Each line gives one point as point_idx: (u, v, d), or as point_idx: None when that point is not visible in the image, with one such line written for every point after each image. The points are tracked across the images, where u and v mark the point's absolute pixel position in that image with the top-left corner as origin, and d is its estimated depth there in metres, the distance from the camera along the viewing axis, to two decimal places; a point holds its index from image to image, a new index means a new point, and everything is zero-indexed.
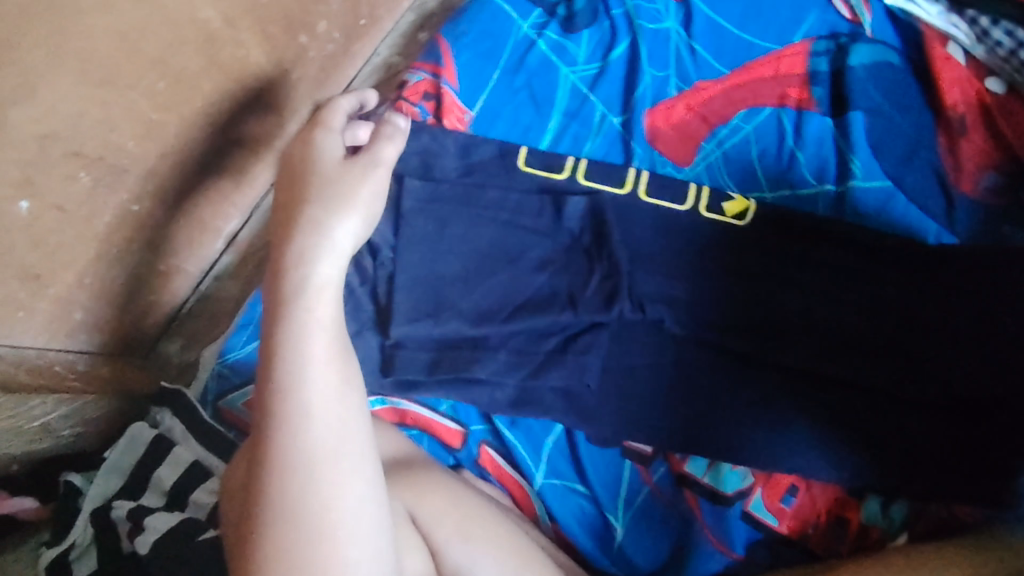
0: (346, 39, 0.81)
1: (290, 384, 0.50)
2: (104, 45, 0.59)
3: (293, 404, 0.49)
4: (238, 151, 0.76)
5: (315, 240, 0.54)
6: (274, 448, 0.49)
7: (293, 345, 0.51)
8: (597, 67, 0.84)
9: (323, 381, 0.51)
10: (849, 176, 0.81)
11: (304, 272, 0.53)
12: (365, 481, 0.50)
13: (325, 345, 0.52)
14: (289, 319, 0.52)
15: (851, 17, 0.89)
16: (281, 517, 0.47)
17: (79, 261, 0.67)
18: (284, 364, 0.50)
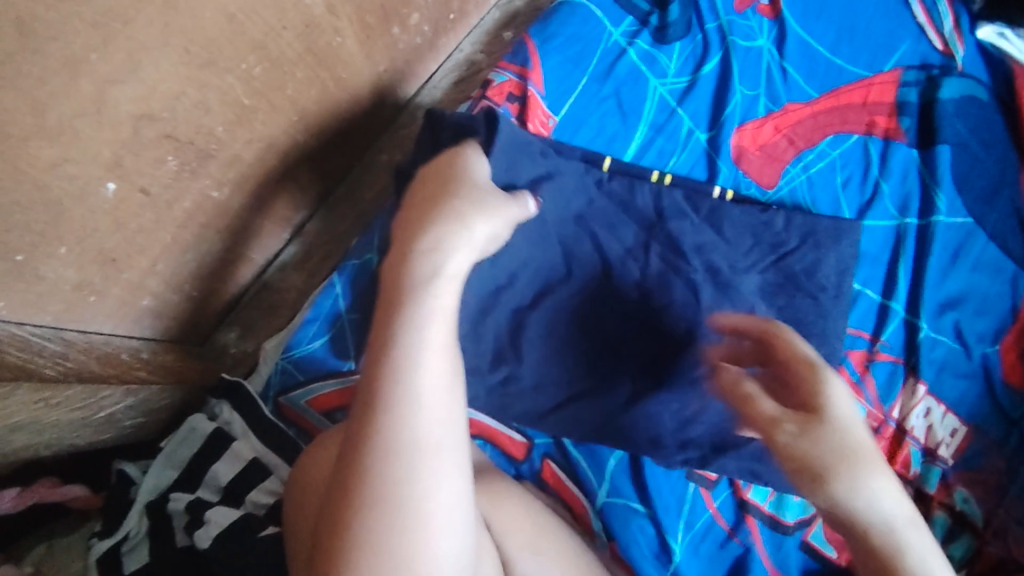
0: (434, 32, 0.78)
1: (405, 368, 0.44)
2: (210, 25, 0.57)
3: (404, 390, 0.44)
4: (318, 139, 0.73)
5: (452, 228, 0.49)
6: (378, 434, 0.43)
7: (411, 327, 0.46)
8: (687, 81, 0.80)
9: (435, 371, 0.45)
10: (932, 210, 0.80)
11: (434, 258, 0.48)
12: (461, 479, 0.44)
13: (443, 335, 0.46)
14: (410, 301, 0.46)
15: (943, 49, 0.85)
16: (377, 515, 0.41)
17: (154, 247, 0.64)
18: (399, 346, 0.45)
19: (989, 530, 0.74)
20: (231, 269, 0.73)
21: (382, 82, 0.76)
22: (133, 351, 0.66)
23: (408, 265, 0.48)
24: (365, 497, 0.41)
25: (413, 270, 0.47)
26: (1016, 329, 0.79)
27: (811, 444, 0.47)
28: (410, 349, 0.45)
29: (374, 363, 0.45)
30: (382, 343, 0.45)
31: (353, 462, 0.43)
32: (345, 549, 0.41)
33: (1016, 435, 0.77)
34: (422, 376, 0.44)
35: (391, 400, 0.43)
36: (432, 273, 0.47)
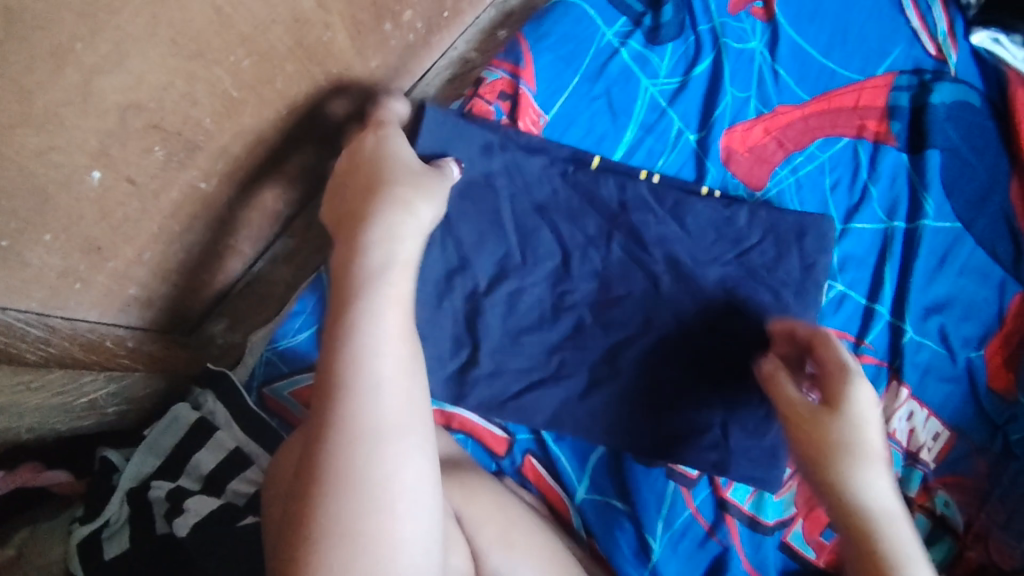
0: (428, 29, 0.78)
1: (359, 352, 0.46)
2: (198, 18, 0.57)
3: (363, 373, 0.45)
4: (308, 133, 0.73)
5: (393, 222, 0.53)
6: (339, 418, 0.44)
7: (368, 315, 0.47)
8: (678, 82, 0.80)
9: (394, 357, 0.47)
10: (920, 215, 0.80)
11: (384, 249, 0.51)
12: (426, 462, 0.45)
13: (398, 321, 0.48)
14: (362, 292, 0.48)
15: (936, 53, 0.84)
16: (343, 497, 0.42)
17: (141, 236, 0.64)
18: (353, 333, 0.47)
19: (970, 534, 0.77)
20: (220, 260, 0.74)
21: (375, 78, 0.76)
22: (119, 339, 0.67)
23: (355, 260, 0.50)
24: (329, 481, 0.42)
25: (360, 265, 0.50)
26: (1002, 334, 0.80)
27: (825, 430, 0.56)
28: (365, 335, 0.47)
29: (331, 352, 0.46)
30: (335, 333, 0.47)
31: (316, 448, 0.44)
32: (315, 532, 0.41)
33: (1000, 440, 0.79)
34: (380, 359, 0.46)
35: (352, 383, 0.45)
36: (383, 265, 0.50)
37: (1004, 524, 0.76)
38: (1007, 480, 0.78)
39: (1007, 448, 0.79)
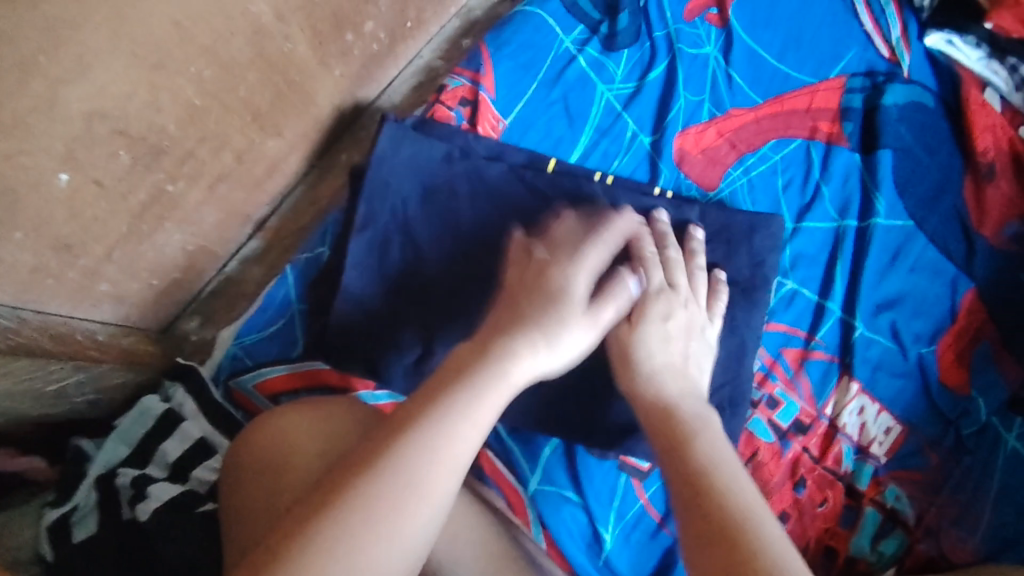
0: (392, 39, 0.82)
1: (441, 427, 0.47)
2: (157, 32, 0.61)
3: (444, 448, 0.46)
4: (275, 139, 0.77)
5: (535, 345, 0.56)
6: (407, 466, 0.44)
7: (468, 405, 0.49)
8: (633, 87, 0.84)
9: (466, 449, 0.47)
10: (871, 213, 0.82)
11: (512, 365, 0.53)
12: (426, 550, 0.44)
13: (490, 424, 0.50)
14: (477, 386, 0.50)
15: (890, 55, 0.87)
16: (373, 530, 0.41)
17: (110, 235, 0.69)
18: (453, 410, 0.48)
19: (920, 527, 0.78)
20: (189, 260, 0.78)
21: (340, 86, 0.80)
22: (88, 333, 0.71)
23: (482, 359, 0.53)
24: (360, 500, 0.42)
25: (487, 363, 0.53)
26: (953, 330, 0.82)
27: (625, 341, 0.64)
28: (462, 420, 0.48)
29: (431, 412, 0.47)
30: (435, 400, 0.49)
31: (370, 471, 0.43)
32: (325, 531, 0.40)
33: (952, 434, 0.81)
34: (458, 444, 0.47)
35: (427, 444, 0.45)
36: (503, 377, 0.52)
37: (955, 518, 0.77)
38: (959, 473, 0.79)
39: (959, 443, 0.81)
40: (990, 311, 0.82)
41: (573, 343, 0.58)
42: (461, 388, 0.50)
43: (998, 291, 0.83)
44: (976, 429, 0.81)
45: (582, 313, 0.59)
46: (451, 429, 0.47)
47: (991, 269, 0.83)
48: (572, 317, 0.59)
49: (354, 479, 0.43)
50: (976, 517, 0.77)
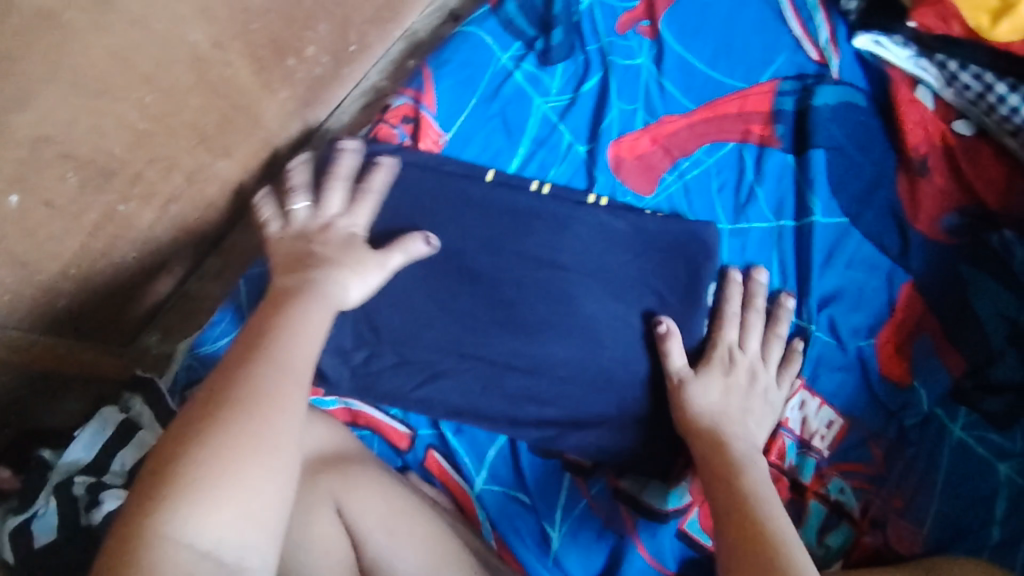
0: (335, 62, 0.87)
1: (281, 351, 0.56)
2: (98, 62, 0.65)
3: (283, 366, 0.55)
4: (225, 160, 0.82)
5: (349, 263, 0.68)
6: (261, 381, 0.53)
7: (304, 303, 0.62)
8: (568, 99, 0.88)
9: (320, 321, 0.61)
10: (808, 214, 0.84)
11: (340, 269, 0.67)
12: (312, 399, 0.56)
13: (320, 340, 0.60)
14: (309, 299, 0.62)
15: (819, 58, 0.90)
16: (240, 433, 0.49)
17: (65, 253, 0.73)
18: (278, 337, 0.57)
19: (866, 519, 0.78)
20: (145, 276, 0.83)
21: (288, 107, 0.85)
22: (47, 346, 0.76)
23: (298, 291, 0.63)
24: (229, 413, 0.50)
25: (306, 292, 0.63)
26: (892, 322, 0.83)
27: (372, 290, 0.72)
28: (290, 337, 0.57)
29: (268, 342, 0.56)
30: (263, 330, 0.57)
31: (226, 392, 0.52)
32: (203, 443, 0.48)
33: (895, 426, 0.81)
34: (301, 359, 0.57)
35: (275, 363, 0.55)
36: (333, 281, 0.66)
37: (900, 511, 0.78)
38: (902, 466, 0.79)
39: (901, 435, 0.81)
40: (930, 303, 0.83)
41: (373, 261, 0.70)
42: (286, 318, 0.59)
43: (936, 282, 0.84)
44: (920, 421, 0.81)
45: (350, 257, 0.69)
46: (290, 350, 0.56)
47: (926, 262, 0.84)
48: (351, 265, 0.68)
49: (217, 402, 0.51)
50: (923, 507, 0.78)
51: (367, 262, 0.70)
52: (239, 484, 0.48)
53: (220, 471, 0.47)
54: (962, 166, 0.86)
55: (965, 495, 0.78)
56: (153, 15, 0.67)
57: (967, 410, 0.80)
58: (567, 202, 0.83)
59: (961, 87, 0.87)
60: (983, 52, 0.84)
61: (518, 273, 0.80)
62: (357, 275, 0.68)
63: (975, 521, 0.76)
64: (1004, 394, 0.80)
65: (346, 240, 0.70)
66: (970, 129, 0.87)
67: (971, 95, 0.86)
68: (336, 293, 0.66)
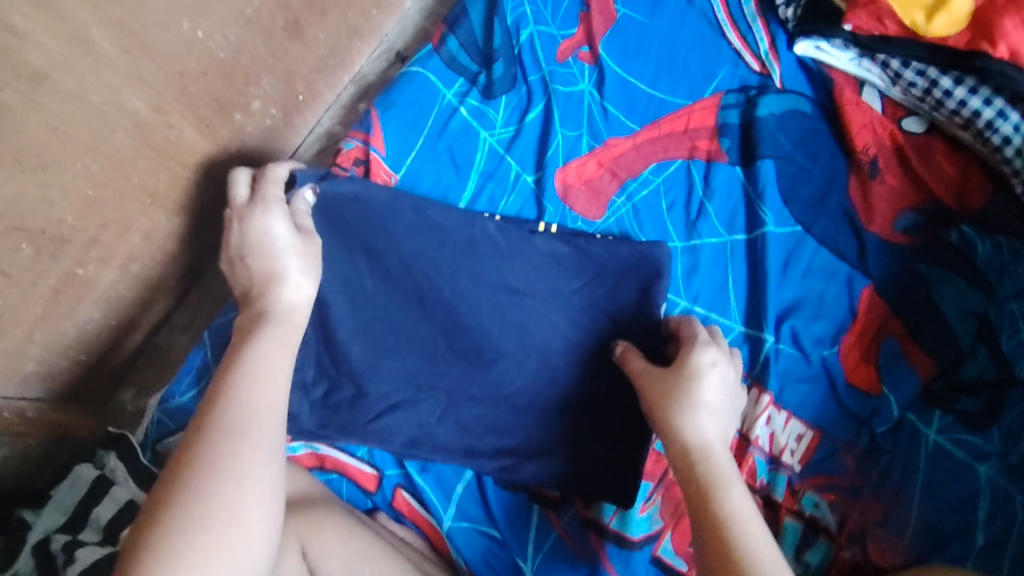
0: (285, 113, 0.90)
1: (233, 418, 0.58)
2: (36, 137, 0.66)
3: (237, 433, 0.57)
4: (182, 216, 0.85)
5: (282, 286, 0.68)
6: (214, 456, 0.55)
7: (252, 350, 0.63)
8: (513, 130, 0.88)
9: (271, 364, 0.63)
10: (759, 224, 0.84)
11: (282, 292, 0.68)
12: (272, 449, 0.58)
13: (273, 393, 0.61)
14: (261, 341, 0.64)
15: (761, 68, 0.91)
16: (194, 512, 0.52)
17: (27, 319, 0.74)
18: (226, 403, 0.58)
19: (843, 534, 0.75)
20: (119, 335, 0.85)
21: (241, 159, 0.87)
22: (18, 410, 0.78)
23: (252, 331, 0.65)
24: (183, 496, 0.53)
25: (258, 333, 0.65)
26: (855, 329, 0.82)
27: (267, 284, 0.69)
28: (243, 399, 0.59)
29: (220, 411, 0.58)
30: (216, 396, 0.59)
31: (180, 474, 0.54)
32: (156, 533, 0.51)
33: (865, 434, 0.79)
34: (257, 419, 0.59)
35: (229, 433, 0.57)
36: (280, 314, 0.67)
37: (880, 522, 0.75)
38: (876, 474, 0.77)
39: (874, 443, 0.78)
40: (892, 306, 0.82)
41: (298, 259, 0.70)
42: (241, 377, 0.61)
43: (899, 284, 0.82)
44: (891, 427, 0.79)
45: (284, 258, 0.69)
46: (246, 415, 0.58)
47: (886, 265, 0.83)
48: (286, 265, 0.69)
49: (172, 486, 0.53)
50: (902, 516, 0.75)
51: (299, 255, 0.70)
52: (199, 562, 0.50)
53: (178, 554, 0.50)
54: (915, 163, 0.86)
55: (947, 501, 0.75)
56: (88, 88, 0.68)
57: (942, 413, 0.78)
58: (519, 229, 0.83)
59: (907, 84, 0.87)
60: (921, 48, 0.85)
61: (473, 301, 0.81)
62: (297, 273, 0.70)
63: (962, 530, 0.73)
64: (979, 394, 0.78)
65: (272, 234, 0.70)
66: (923, 125, 0.88)
67: (918, 91, 0.87)
68: (285, 310, 0.67)
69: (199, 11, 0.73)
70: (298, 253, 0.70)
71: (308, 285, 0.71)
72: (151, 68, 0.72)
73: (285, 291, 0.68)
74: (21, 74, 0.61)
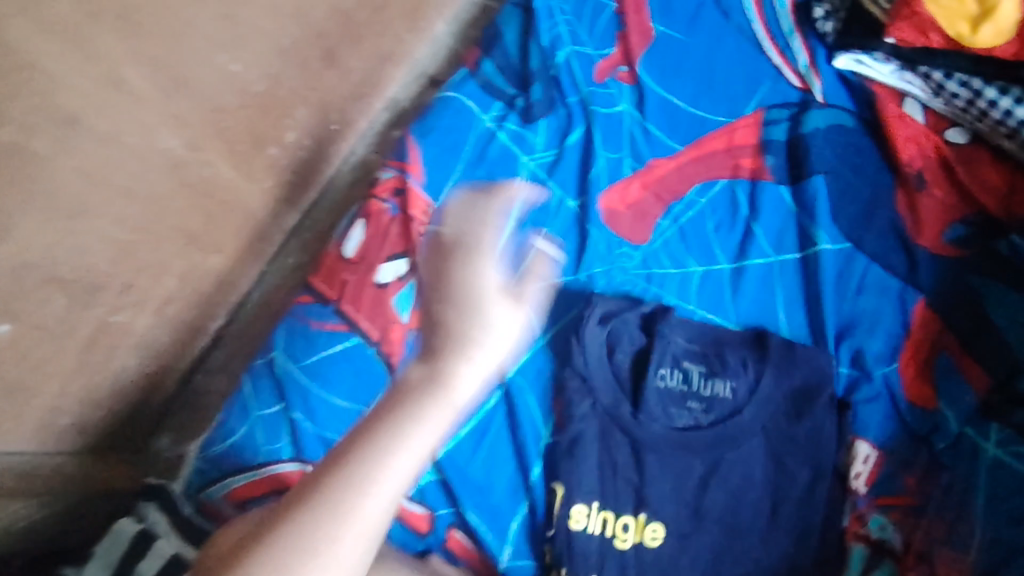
0: (318, 143, 0.85)
1: (346, 496, 0.46)
2: (69, 184, 0.61)
3: (360, 504, 0.46)
4: (216, 255, 0.80)
5: (469, 318, 0.48)
6: (300, 538, 0.45)
7: (413, 409, 0.48)
8: (554, 153, 0.86)
9: (421, 437, 0.47)
10: (811, 242, 0.83)
11: (468, 331, 0.48)
12: (361, 554, 0.47)
13: (413, 469, 0.48)
14: (418, 399, 0.48)
15: (801, 85, 0.89)
16: None
17: (61, 372, 0.70)
18: (365, 461, 0.47)
19: (910, 555, 0.71)
20: (151, 374, 0.82)
21: (274, 194, 0.84)
22: (57, 466, 0.74)
23: (415, 384, 0.48)
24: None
25: (422, 390, 0.48)
26: (910, 343, 0.80)
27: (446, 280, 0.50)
28: (384, 464, 0.47)
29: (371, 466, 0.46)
30: (351, 451, 0.47)
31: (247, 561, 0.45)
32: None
33: (925, 451, 0.77)
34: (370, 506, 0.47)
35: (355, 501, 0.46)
36: (452, 369, 0.48)
37: (945, 540, 0.71)
38: (938, 495, 0.74)
39: (933, 460, 0.77)
40: (948, 321, 0.80)
41: (511, 297, 0.50)
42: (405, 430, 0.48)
43: (948, 296, 0.81)
44: (951, 443, 0.77)
45: (493, 301, 0.49)
46: (378, 486, 0.47)
47: (938, 279, 0.81)
48: (495, 301, 0.49)
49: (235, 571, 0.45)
50: (964, 536, 0.71)
51: (505, 295, 0.49)
52: None
53: None
54: (962, 174, 0.84)
55: (1008, 513, 0.71)
56: (123, 130, 0.63)
57: (998, 426, 0.75)
58: None
59: (949, 95, 0.85)
60: (965, 59, 0.83)
61: None
62: (502, 313, 0.49)
63: None
64: None
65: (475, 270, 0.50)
66: (966, 136, 0.85)
67: (961, 102, 0.85)
68: (490, 361, 0.49)
69: (234, 43, 0.70)
70: (533, 295, 0.52)
71: (511, 340, 0.50)
72: (187, 106, 0.68)
73: (481, 351, 0.48)
74: (54, 117, 0.58)
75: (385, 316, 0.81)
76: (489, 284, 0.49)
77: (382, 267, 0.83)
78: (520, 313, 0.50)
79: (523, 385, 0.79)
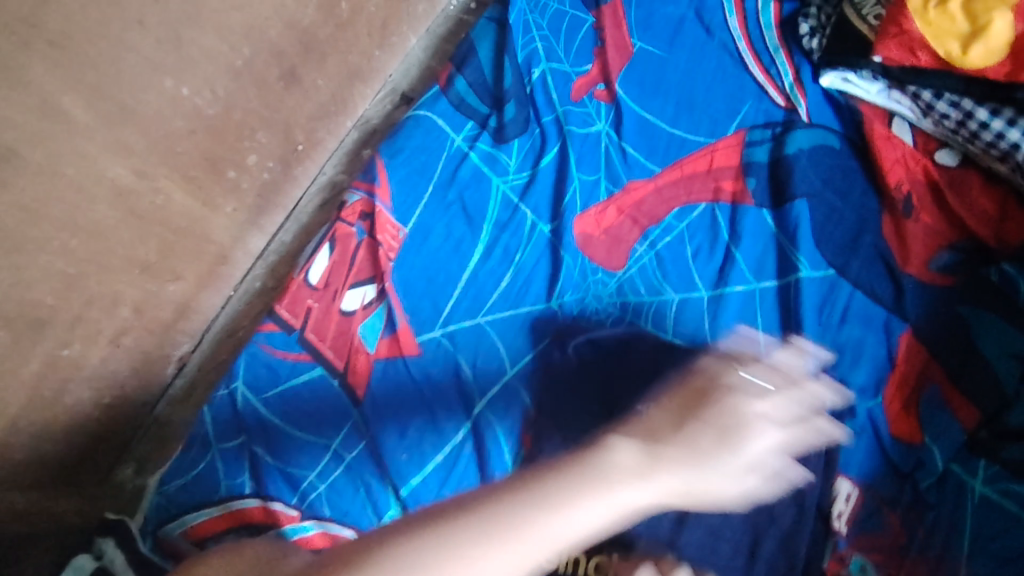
0: (284, 165, 0.82)
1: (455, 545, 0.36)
2: (6, 220, 0.58)
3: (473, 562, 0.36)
4: (176, 283, 0.77)
5: (699, 453, 0.40)
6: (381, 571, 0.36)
7: (580, 484, 0.38)
8: (527, 176, 0.83)
9: (568, 526, 0.37)
10: (792, 270, 0.78)
11: (700, 464, 0.39)
12: None
13: (576, 538, 0.38)
14: (584, 485, 0.38)
15: (786, 103, 0.86)
16: None
17: (11, 407, 0.67)
18: (520, 509, 0.37)
19: None
20: (111, 407, 0.78)
21: (241, 219, 0.81)
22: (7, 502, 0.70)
23: (596, 462, 0.39)
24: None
25: (597, 471, 0.39)
26: (895, 374, 0.76)
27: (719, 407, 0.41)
28: (551, 515, 0.37)
29: (535, 507, 0.37)
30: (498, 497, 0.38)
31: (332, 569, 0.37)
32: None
33: (910, 489, 0.73)
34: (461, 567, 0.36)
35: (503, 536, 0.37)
36: (632, 470, 0.39)
37: None
38: (924, 534, 0.70)
39: (918, 498, 0.72)
40: (932, 351, 0.77)
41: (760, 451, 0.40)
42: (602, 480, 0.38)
43: (937, 327, 0.77)
44: (936, 480, 0.72)
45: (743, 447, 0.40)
46: (537, 531, 0.37)
47: (923, 308, 0.78)
48: (729, 466, 0.40)
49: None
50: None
51: (750, 470, 0.40)
52: None
53: None
54: (951, 199, 0.81)
55: (996, 557, 0.67)
56: (61, 160, 0.60)
57: (987, 462, 0.72)
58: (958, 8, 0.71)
59: (939, 116, 0.81)
60: (956, 78, 0.79)
61: None
62: (729, 480, 0.40)
63: None
64: None
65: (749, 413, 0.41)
66: (956, 158, 0.83)
67: (952, 123, 0.81)
68: (693, 492, 0.39)
69: (182, 68, 0.66)
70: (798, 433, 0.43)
71: (729, 496, 0.40)
72: (134, 135, 0.65)
73: (720, 479, 0.40)
74: None
75: (350, 349, 0.78)
76: (748, 447, 0.40)
77: (347, 294, 0.80)
78: (746, 493, 0.40)
79: (491, 418, 0.72)
